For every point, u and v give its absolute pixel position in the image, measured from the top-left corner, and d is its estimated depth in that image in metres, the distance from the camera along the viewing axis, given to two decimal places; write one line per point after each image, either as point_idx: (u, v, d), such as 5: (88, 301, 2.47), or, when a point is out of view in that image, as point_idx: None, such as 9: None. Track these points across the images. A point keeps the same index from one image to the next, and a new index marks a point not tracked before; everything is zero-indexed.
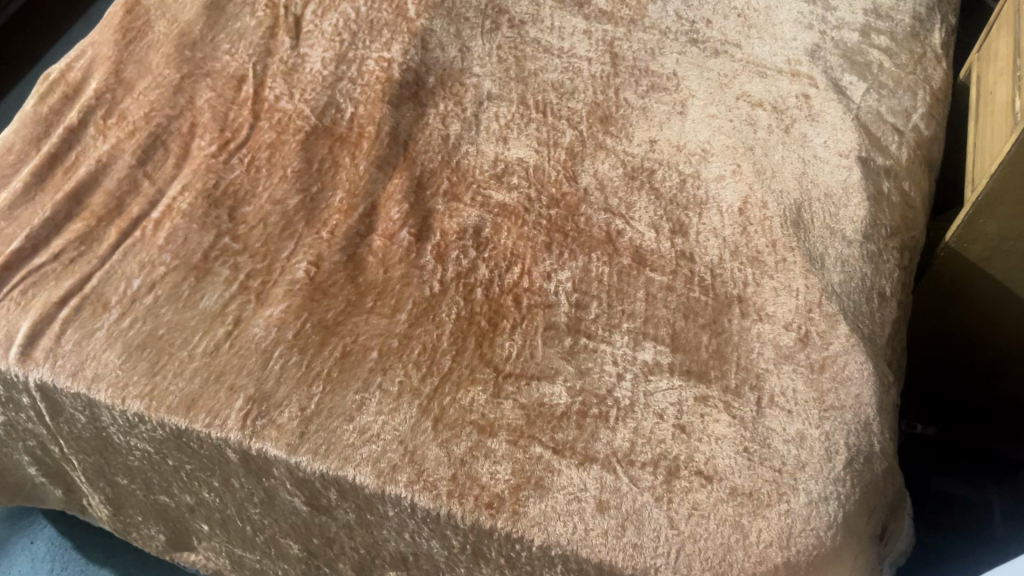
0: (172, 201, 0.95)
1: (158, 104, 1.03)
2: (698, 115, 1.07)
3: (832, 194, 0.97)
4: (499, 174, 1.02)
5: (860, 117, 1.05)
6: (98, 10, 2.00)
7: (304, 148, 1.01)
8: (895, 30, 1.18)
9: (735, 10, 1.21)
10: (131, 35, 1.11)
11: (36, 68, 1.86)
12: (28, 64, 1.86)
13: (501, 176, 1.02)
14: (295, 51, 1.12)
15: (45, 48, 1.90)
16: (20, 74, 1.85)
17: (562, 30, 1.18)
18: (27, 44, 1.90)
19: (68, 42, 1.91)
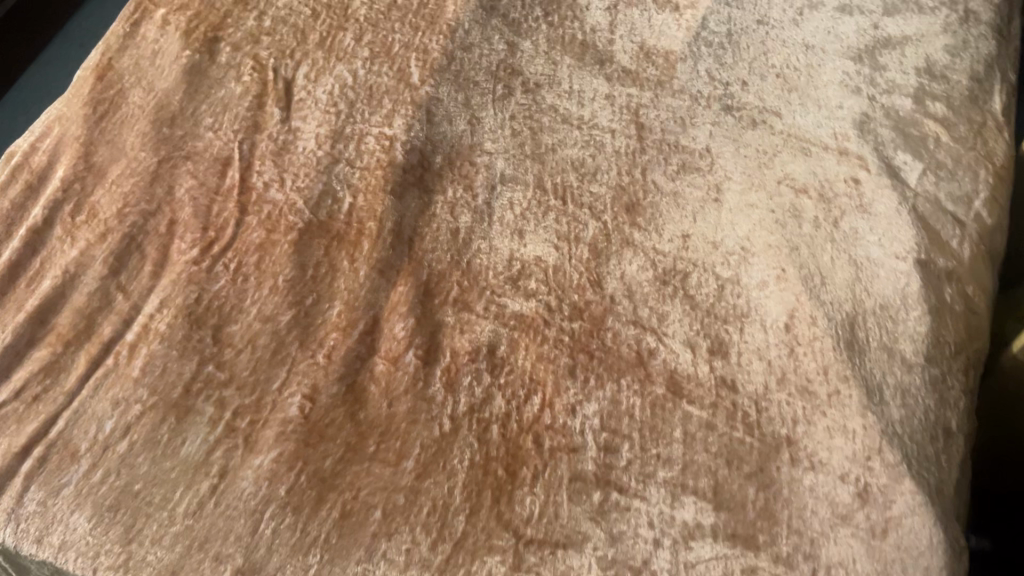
0: (148, 320, 0.84)
1: (132, 197, 0.92)
2: (736, 203, 0.96)
3: (889, 306, 0.87)
4: (516, 277, 0.91)
5: (918, 207, 0.94)
6: (76, 27, 1.84)
7: (297, 249, 0.90)
8: (951, 94, 1.06)
9: (773, 68, 1.09)
10: (102, 109, 1.00)
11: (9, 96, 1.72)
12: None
13: (518, 279, 0.91)
14: (286, 125, 1.01)
15: (21, 72, 1.75)
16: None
17: (582, 95, 1.06)
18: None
19: (44, 65, 1.77)
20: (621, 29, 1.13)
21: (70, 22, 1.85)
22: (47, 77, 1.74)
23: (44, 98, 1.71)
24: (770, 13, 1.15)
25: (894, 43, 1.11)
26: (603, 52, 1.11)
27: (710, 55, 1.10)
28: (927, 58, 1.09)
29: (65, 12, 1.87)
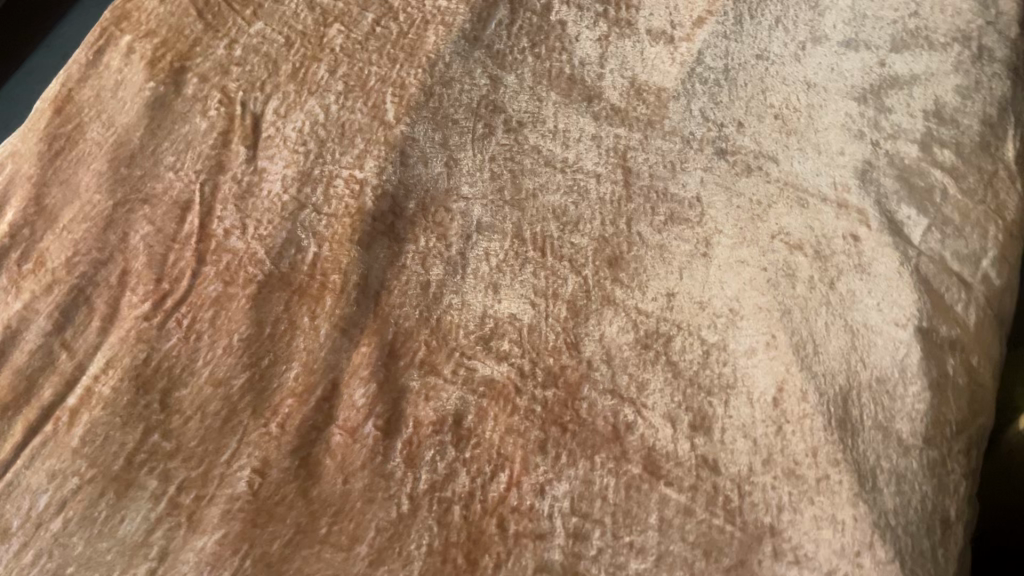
0: (92, 382, 0.79)
1: (83, 245, 0.87)
2: (726, 259, 0.90)
3: (886, 379, 0.80)
4: (488, 338, 0.85)
5: (921, 268, 0.88)
6: (65, 29, 1.75)
7: (255, 305, 0.85)
8: (961, 141, 0.99)
9: (771, 108, 1.02)
10: (59, 145, 0.95)
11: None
12: None
13: (491, 339, 0.85)
14: (252, 165, 0.95)
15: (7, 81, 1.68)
16: None
17: (567, 135, 1.01)
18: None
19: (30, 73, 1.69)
20: (612, 62, 1.07)
21: (59, 23, 1.76)
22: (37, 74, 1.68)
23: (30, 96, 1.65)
24: (770, 47, 1.08)
25: (902, 82, 1.04)
26: (591, 87, 1.05)
27: (705, 93, 1.04)
28: (937, 100, 1.02)
29: (55, 14, 1.77)
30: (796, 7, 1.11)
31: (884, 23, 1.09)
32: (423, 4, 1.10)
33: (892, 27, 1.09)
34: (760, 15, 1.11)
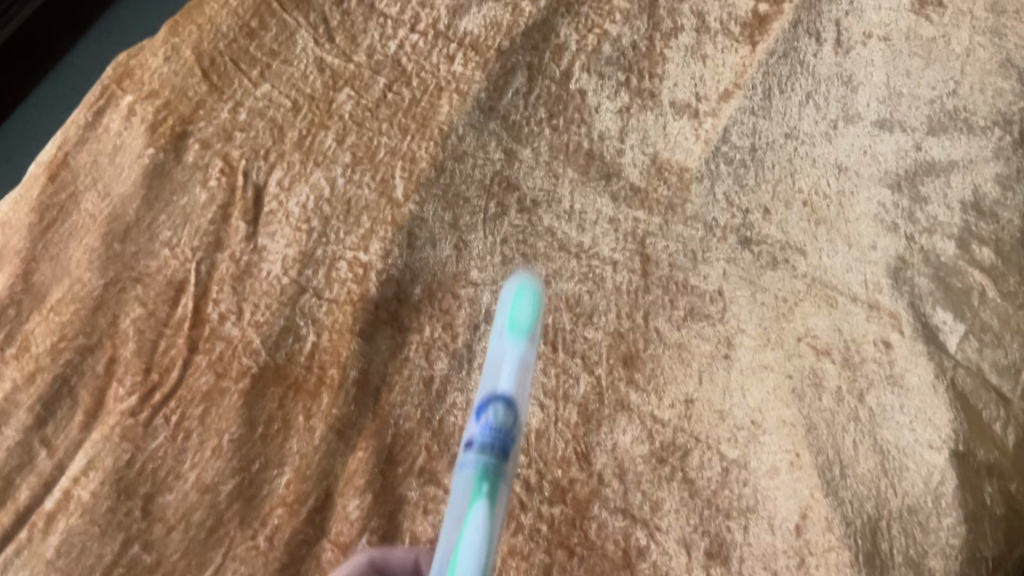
0: (71, 484, 0.75)
1: (69, 329, 0.82)
2: (748, 363, 0.85)
3: (918, 510, 0.75)
4: (520, 312, 0.64)
5: (957, 381, 0.82)
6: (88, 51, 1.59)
7: (247, 401, 0.80)
8: (1000, 238, 0.94)
9: (799, 194, 0.97)
10: (50, 216, 0.89)
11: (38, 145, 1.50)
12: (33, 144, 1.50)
13: (528, 314, 0.64)
14: (251, 243, 0.91)
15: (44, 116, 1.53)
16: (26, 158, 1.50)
17: (583, 217, 0.96)
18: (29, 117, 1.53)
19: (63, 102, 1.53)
20: (632, 137, 1.02)
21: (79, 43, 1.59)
22: (74, 76, 1.56)
23: (59, 107, 1.54)
24: (800, 124, 1.02)
25: (938, 169, 0.98)
26: (610, 163, 1.00)
27: (730, 174, 0.99)
28: (976, 190, 0.97)
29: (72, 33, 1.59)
30: (828, 81, 1.05)
31: (921, 102, 1.03)
32: (436, 68, 1.04)
33: (929, 106, 1.02)
34: (790, 89, 1.04)
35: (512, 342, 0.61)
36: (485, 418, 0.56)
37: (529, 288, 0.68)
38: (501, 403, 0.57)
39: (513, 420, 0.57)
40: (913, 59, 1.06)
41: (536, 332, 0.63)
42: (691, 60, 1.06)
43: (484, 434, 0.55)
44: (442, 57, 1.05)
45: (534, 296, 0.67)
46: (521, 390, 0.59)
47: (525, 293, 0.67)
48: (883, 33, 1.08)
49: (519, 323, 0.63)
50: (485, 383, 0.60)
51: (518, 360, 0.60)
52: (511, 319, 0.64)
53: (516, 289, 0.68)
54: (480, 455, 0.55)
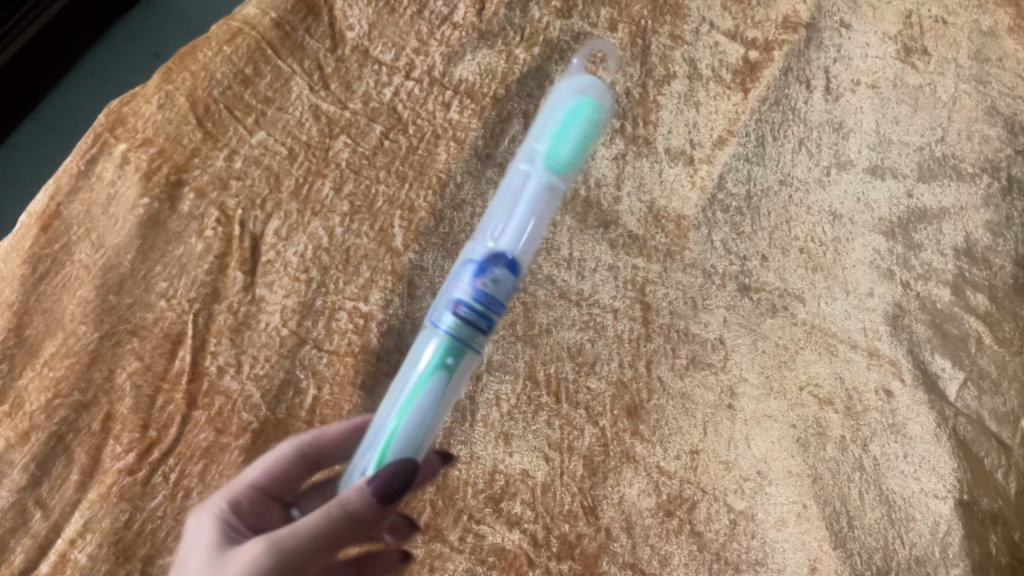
0: (68, 546, 0.74)
1: (64, 385, 0.80)
2: (752, 413, 0.87)
3: (927, 560, 0.78)
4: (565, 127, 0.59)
5: (958, 430, 0.86)
6: (74, 92, 1.56)
7: (249, 458, 0.80)
8: (994, 284, 0.97)
9: (795, 241, 0.98)
10: (43, 268, 0.86)
11: (23, 189, 1.50)
12: (16, 186, 1.50)
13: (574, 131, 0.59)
14: (249, 293, 0.89)
15: (28, 158, 1.51)
16: (9, 200, 1.49)
17: (583, 264, 0.94)
18: (11, 156, 1.51)
19: (49, 146, 1.52)
20: (629, 183, 1.00)
21: (65, 83, 1.56)
22: (55, 114, 1.54)
23: (43, 148, 1.52)
24: (794, 170, 1.03)
25: (930, 216, 1.00)
26: (608, 211, 0.98)
27: (727, 222, 0.99)
28: (967, 237, 1.00)
29: (59, 70, 1.55)
30: (820, 128, 1.05)
31: (910, 149, 1.04)
32: (433, 115, 1.02)
33: (918, 153, 1.04)
34: (783, 136, 1.04)
35: (539, 184, 0.59)
36: (479, 280, 0.53)
37: (593, 119, 0.60)
38: (502, 270, 0.54)
39: (501, 300, 0.54)
40: (901, 107, 1.07)
41: (573, 167, 0.60)
42: (684, 107, 1.05)
43: (470, 300, 0.52)
44: (438, 104, 1.02)
45: (591, 132, 0.60)
46: (523, 254, 0.58)
47: (590, 120, 0.60)
48: (871, 81, 1.08)
49: (555, 158, 0.59)
50: (502, 227, 0.58)
51: (536, 210, 0.59)
52: (549, 144, 0.59)
53: (576, 100, 0.61)
54: (463, 325, 0.52)
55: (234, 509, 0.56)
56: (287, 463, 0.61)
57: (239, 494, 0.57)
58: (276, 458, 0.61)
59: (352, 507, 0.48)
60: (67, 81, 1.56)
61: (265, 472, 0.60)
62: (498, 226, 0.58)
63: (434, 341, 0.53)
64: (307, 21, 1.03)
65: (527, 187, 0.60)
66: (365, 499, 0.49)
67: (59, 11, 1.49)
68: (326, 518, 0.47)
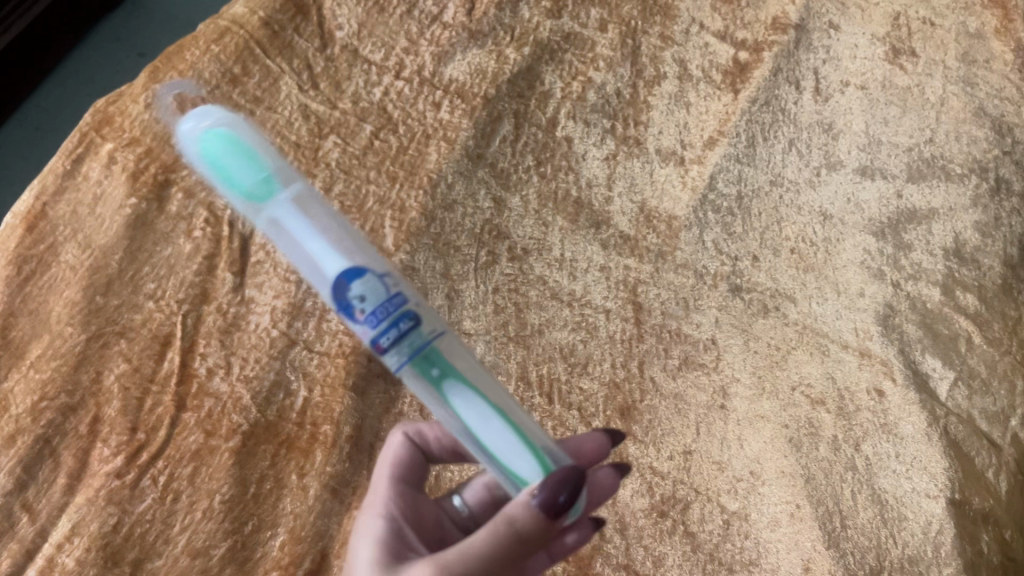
0: (55, 551, 0.72)
1: (51, 387, 0.79)
2: (745, 413, 0.87)
3: (919, 560, 0.78)
4: (231, 169, 0.50)
5: (949, 429, 0.86)
6: (59, 92, 1.54)
7: (239, 460, 0.78)
8: (983, 284, 0.98)
9: (786, 241, 0.98)
10: (28, 269, 0.85)
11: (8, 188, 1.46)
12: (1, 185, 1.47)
13: (235, 164, 0.50)
14: (239, 294, 0.88)
15: (12, 158, 1.48)
16: None
17: (574, 265, 0.94)
18: None
19: (34, 146, 1.49)
20: (620, 184, 1.00)
21: (49, 83, 1.54)
22: (40, 114, 1.52)
23: (28, 148, 1.49)
24: (784, 171, 1.03)
25: (920, 217, 1.01)
26: (599, 212, 0.98)
27: (718, 222, 0.99)
28: (957, 237, 1.00)
29: (43, 71, 1.53)
30: (809, 129, 1.05)
31: (900, 150, 1.05)
32: (423, 115, 1.00)
33: (908, 154, 1.04)
34: (773, 137, 1.04)
35: (273, 212, 0.49)
36: (358, 313, 0.47)
37: (230, 130, 0.51)
38: (350, 282, 0.47)
39: (385, 289, 0.48)
40: (889, 108, 1.07)
41: (272, 171, 0.50)
42: (675, 108, 1.05)
43: (381, 329, 0.47)
44: (428, 104, 1.01)
45: (241, 140, 0.51)
46: (339, 243, 0.49)
47: (234, 133, 0.51)
48: (859, 82, 1.09)
49: (255, 192, 0.49)
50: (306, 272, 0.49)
51: (305, 224, 0.49)
52: (242, 190, 0.49)
53: (211, 140, 0.51)
54: (401, 349, 0.47)
55: (387, 518, 0.56)
56: (405, 458, 0.62)
57: (382, 497, 0.59)
58: (393, 454, 0.62)
59: (520, 525, 0.47)
60: (51, 82, 1.55)
61: (396, 469, 0.61)
62: (308, 272, 0.49)
63: (410, 378, 0.49)
64: (296, 21, 1.03)
65: (287, 233, 0.49)
66: (534, 514, 0.47)
67: (44, 10, 1.48)
68: (492, 541, 0.47)
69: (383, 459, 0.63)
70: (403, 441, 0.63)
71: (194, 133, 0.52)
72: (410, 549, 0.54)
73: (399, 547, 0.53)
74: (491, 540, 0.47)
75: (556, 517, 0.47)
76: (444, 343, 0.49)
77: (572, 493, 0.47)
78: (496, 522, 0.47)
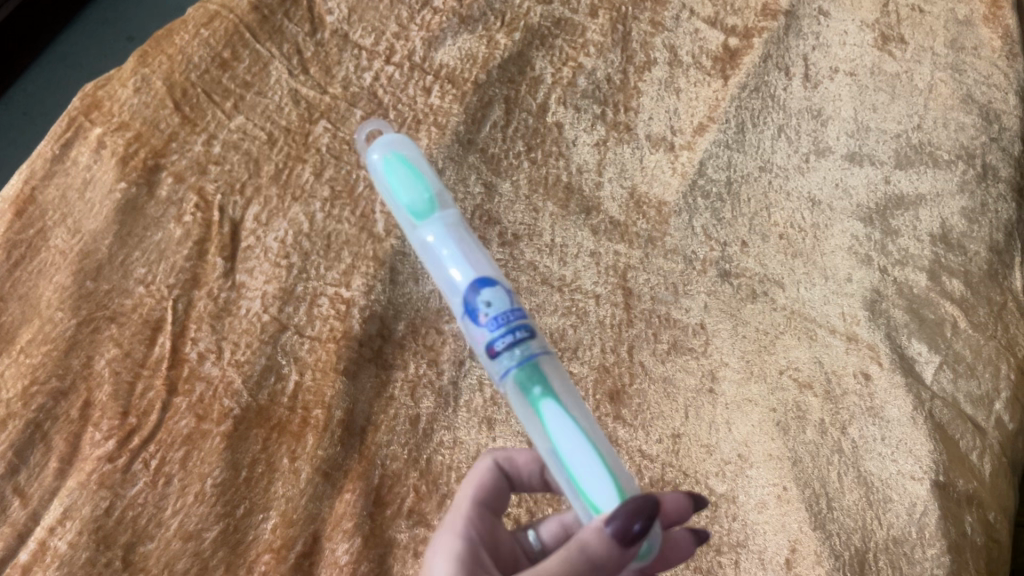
0: (47, 534, 0.72)
1: (41, 371, 0.79)
2: (732, 397, 0.87)
3: (904, 540, 0.80)
4: (398, 178, 0.56)
5: (934, 412, 0.87)
6: (44, 76, 1.52)
7: (230, 444, 0.79)
8: (969, 269, 0.99)
9: (775, 227, 0.99)
10: (18, 254, 0.85)
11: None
12: None
13: (403, 177, 0.56)
14: (229, 279, 0.88)
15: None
16: None
17: (565, 251, 0.95)
18: None
19: (20, 131, 1.48)
20: (611, 169, 1.01)
21: (34, 67, 1.52)
22: (26, 99, 1.50)
23: (15, 133, 1.48)
24: (774, 157, 1.03)
25: (907, 202, 1.02)
26: (589, 197, 0.99)
27: (707, 208, 0.99)
28: (944, 223, 1.01)
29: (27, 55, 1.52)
30: (799, 116, 1.06)
31: (888, 136, 1.05)
32: (414, 101, 1.00)
33: (896, 141, 1.05)
34: (762, 123, 1.05)
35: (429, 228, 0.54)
36: (482, 316, 0.51)
37: (400, 153, 0.58)
38: (483, 294, 0.51)
39: (510, 303, 0.51)
40: (878, 94, 1.08)
41: (436, 194, 0.56)
42: (665, 94, 1.05)
43: (495, 336, 0.50)
44: (418, 89, 1.01)
45: (410, 161, 0.58)
46: (476, 261, 0.53)
47: (405, 156, 0.58)
48: (849, 69, 1.09)
49: (418, 206, 0.55)
50: (445, 280, 0.54)
51: (454, 241, 0.54)
52: (406, 204, 0.55)
53: (382, 159, 0.58)
54: (513, 355, 0.50)
55: (468, 537, 0.54)
56: (493, 481, 0.60)
57: (466, 515, 0.56)
58: (479, 475, 0.60)
59: (592, 550, 0.45)
60: (37, 67, 1.53)
61: (480, 490, 0.59)
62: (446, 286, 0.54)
63: (511, 390, 0.51)
64: (286, 5, 1.02)
65: (432, 247, 0.54)
66: (606, 540, 0.45)
67: None
68: (566, 563, 0.45)
69: (469, 479, 0.60)
70: (495, 464, 0.61)
71: (376, 153, 0.60)
72: (486, 574, 0.52)
73: (478, 570, 0.52)
74: (564, 564, 0.45)
75: (629, 546, 0.45)
76: (547, 363, 0.51)
77: (647, 521, 0.45)
78: (569, 544, 0.46)
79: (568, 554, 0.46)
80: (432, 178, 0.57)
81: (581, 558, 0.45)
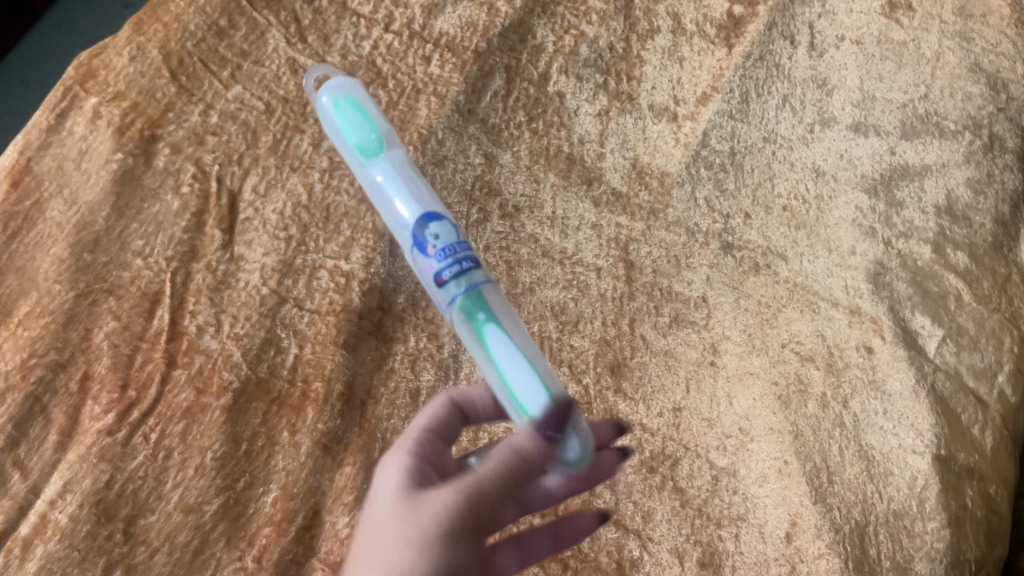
0: (48, 507, 0.72)
1: (40, 344, 0.78)
2: (734, 370, 0.87)
3: (904, 514, 0.80)
4: (347, 118, 0.62)
5: (936, 386, 0.87)
6: (42, 43, 1.51)
7: (230, 417, 0.79)
8: (973, 242, 0.98)
9: (779, 199, 0.98)
10: (15, 225, 0.84)
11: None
12: None
13: (353, 116, 0.61)
14: (227, 251, 0.87)
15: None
16: None
17: (566, 223, 0.94)
18: None
19: (18, 100, 1.47)
20: (613, 140, 0.99)
21: (31, 34, 1.51)
22: (24, 68, 1.49)
23: (14, 102, 1.47)
24: (777, 128, 1.02)
25: (912, 173, 1.01)
26: (591, 168, 0.98)
27: (710, 179, 0.98)
28: (948, 194, 1.00)
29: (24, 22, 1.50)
30: (804, 85, 1.04)
31: (893, 106, 1.04)
32: (413, 70, 0.98)
33: (901, 111, 1.04)
34: (766, 93, 1.03)
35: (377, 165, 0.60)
36: (430, 248, 0.56)
37: (351, 93, 0.63)
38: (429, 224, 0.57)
39: (454, 234, 0.57)
40: (885, 63, 1.06)
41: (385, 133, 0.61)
42: (668, 63, 1.04)
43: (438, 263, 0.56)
44: (418, 58, 0.99)
45: (360, 103, 0.63)
46: (422, 194, 0.59)
47: (354, 97, 0.63)
48: (856, 37, 1.07)
49: (366, 145, 0.60)
50: (392, 212, 0.59)
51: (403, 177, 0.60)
52: (355, 141, 0.61)
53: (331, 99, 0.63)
54: (458, 284, 0.55)
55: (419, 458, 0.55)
56: (447, 414, 0.60)
57: (418, 442, 0.56)
58: (433, 409, 0.60)
59: (522, 450, 0.51)
60: (33, 33, 1.51)
61: (434, 422, 0.59)
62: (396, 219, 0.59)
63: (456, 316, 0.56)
64: None
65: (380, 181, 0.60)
66: (534, 442, 0.51)
67: None
68: (501, 463, 0.50)
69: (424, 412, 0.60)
70: (450, 400, 0.61)
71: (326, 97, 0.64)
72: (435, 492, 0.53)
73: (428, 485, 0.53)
74: (497, 463, 0.50)
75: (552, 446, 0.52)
76: (489, 292, 0.56)
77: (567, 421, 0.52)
78: (503, 447, 0.51)
79: (501, 454, 0.51)
80: (380, 119, 0.62)
81: (512, 459, 0.50)
